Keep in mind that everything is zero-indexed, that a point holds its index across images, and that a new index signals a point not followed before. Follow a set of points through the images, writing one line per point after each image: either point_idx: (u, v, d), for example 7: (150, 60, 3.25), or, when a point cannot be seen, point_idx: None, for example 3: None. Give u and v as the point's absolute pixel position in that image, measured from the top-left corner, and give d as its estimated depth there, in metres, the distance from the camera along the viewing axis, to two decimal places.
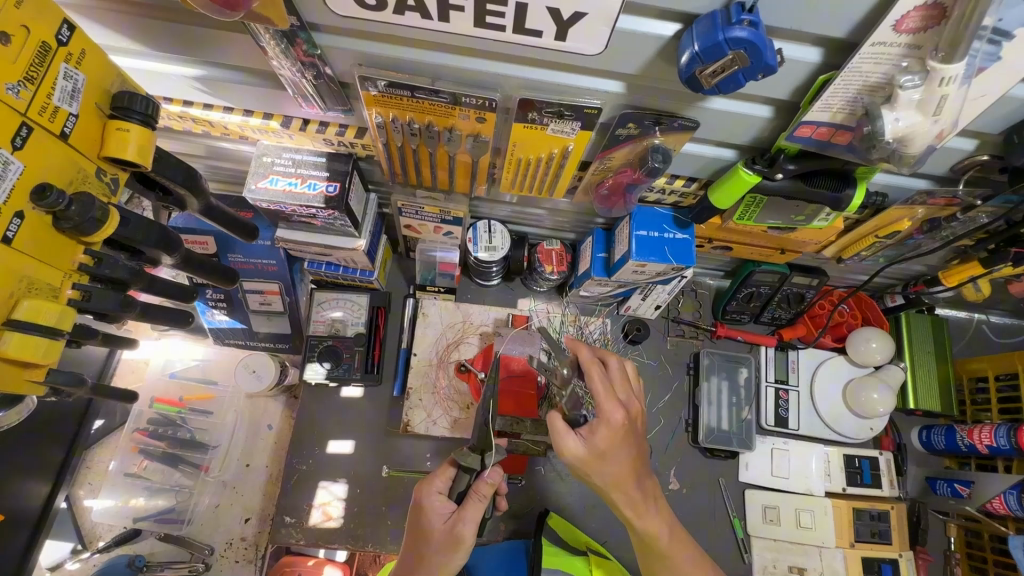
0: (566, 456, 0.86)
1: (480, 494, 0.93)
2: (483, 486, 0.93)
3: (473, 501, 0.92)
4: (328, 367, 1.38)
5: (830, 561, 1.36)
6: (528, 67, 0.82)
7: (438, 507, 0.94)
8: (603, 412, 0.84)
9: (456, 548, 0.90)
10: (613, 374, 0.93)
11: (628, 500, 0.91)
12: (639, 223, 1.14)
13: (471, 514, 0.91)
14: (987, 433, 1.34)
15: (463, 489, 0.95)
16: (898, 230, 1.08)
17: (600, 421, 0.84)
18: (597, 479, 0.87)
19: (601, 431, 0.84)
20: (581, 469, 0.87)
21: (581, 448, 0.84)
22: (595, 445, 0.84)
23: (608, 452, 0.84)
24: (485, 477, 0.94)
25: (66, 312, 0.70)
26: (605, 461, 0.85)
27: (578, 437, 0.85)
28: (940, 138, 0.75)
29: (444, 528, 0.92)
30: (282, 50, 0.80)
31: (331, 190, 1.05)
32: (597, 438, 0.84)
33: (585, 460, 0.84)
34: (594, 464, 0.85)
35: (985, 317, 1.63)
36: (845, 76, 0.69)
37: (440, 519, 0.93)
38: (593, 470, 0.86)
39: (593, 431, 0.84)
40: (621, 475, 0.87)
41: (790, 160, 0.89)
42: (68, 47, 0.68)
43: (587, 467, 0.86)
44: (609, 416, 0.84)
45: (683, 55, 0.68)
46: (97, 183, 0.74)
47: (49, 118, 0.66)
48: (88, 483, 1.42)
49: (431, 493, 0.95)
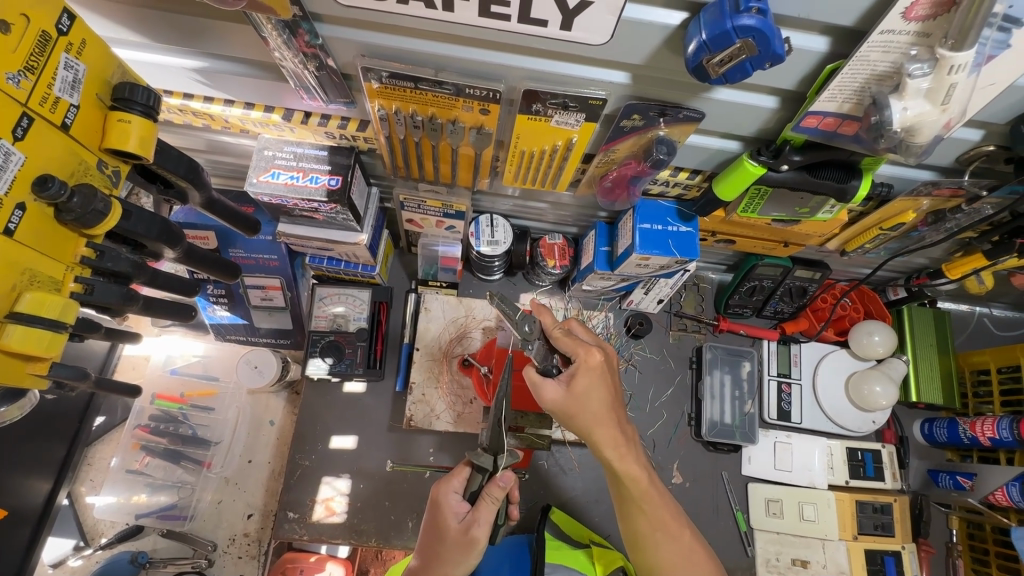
0: (546, 405, 0.89)
1: (492, 496, 0.91)
2: (494, 488, 0.91)
3: (486, 503, 0.91)
4: (330, 362, 1.37)
5: (834, 554, 1.37)
6: (532, 57, 0.82)
7: (455, 506, 0.94)
8: (579, 356, 0.90)
9: (469, 549, 0.89)
10: (578, 331, 0.99)
11: (611, 441, 0.88)
12: (643, 216, 1.14)
13: (485, 516, 0.90)
14: (990, 426, 1.34)
15: (476, 489, 0.95)
16: (902, 221, 1.08)
17: (579, 364, 0.89)
18: (581, 423, 0.89)
19: (580, 374, 0.89)
20: (563, 417, 0.90)
21: (560, 395, 0.88)
22: (574, 389, 0.88)
23: (588, 394, 0.88)
24: (498, 481, 0.91)
25: (70, 304, 0.69)
26: (586, 401, 0.88)
27: (555, 383, 0.89)
28: (947, 127, 0.75)
29: (459, 528, 0.91)
30: (284, 41, 0.79)
31: (333, 183, 1.04)
32: (575, 381, 0.89)
33: (566, 403, 0.88)
34: (576, 408, 0.88)
35: (987, 310, 1.63)
36: (852, 65, 0.69)
37: (457, 519, 0.92)
38: (577, 414, 0.88)
39: (571, 376, 0.89)
40: (605, 414, 0.88)
41: (796, 151, 0.89)
42: (69, 37, 0.67)
43: (569, 412, 0.88)
44: (585, 359, 0.90)
45: (690, 44, 0.68)
46: (99, 176, 0.73)
47: (50, 108, 0.66)
48: (90, 479, 1.42)
49: (448, 492, 0.95)
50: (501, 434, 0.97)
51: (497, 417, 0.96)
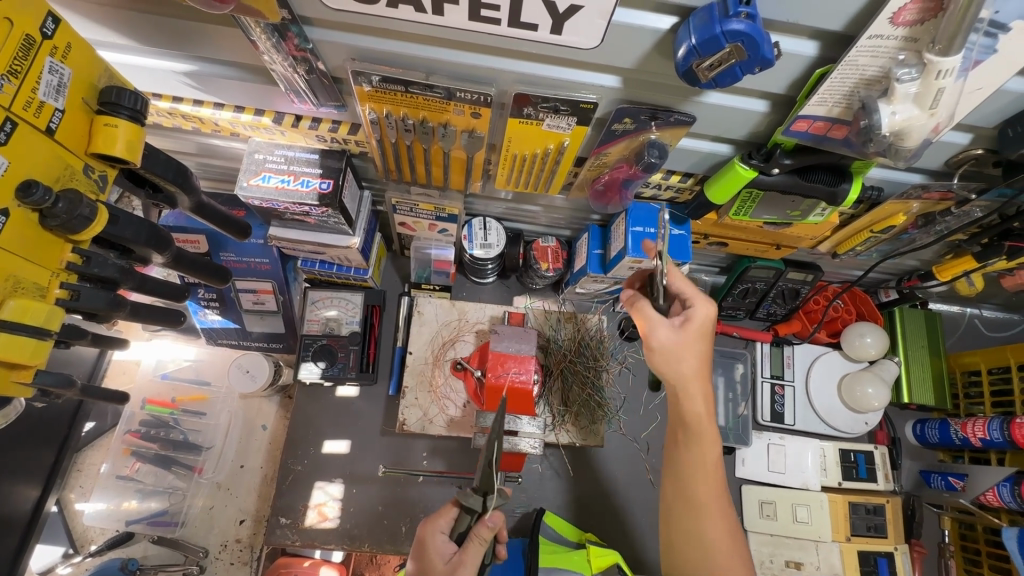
0: (653, 343, 0.94)
1: (480, 538, 0.91)
2: (482, 530, 0.91)
3: (473, 543, 0.91)
4: (323, 366, 1.36)
5: (828, 555, 1.37)
6: (522, 61, 0.82)
7: (441, 547, 0.93)
8: (695, 305, 0.93)
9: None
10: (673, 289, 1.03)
11: (700, 404, 0.94)
12: (636, 219, 1.13)
13: (472, 558, 0.90)
14: (981, 426, 1.35)
15: (464, 530, 0.94)
16: (892, 224, 1.09)
17: (694, 313, 0.93)
18: (682, 370, 0.93)
19: (692, 322, 0.93)
20: (661, 361, 0.94)
21: (667, 335, 0.93)
22: (682, 332, 0.92)
23: (693, 343, 0.93)
24: (486, 521, 0.91)
25: (54, 311, 0.68)
26: (687, 349, 0.92)
27: (666, 324, 0.93)
28: (936, 131, 0.75)
29: (445, 571, 0.90)
30: (273, 45, 0.79)
31: (324, 187, 1.04)
32: (687, 326, 0.93)
33: (675, 344, 0.92)
34: (672, 353, 0.93)
35: (977, 311, 1.65)
36: (841, 69, 0.69)
37: (442, 561, 0.91)
38: (681, 357, 0.93)
39: (686, 321, 0.93)
40: (699, 372, 0.93)
41: (787, 154, 0.89)
42: (54, 40, 0.66)
43: (672, 355, 0.93)
44: (701, 311, 0.93)
45: (680, 49, 0.68)
46: (85, 181, 0.73)
47: (34, 112, 0.65)
48: (79, 486, 1.40)
49: (433, 532, 0.95)
50: (492, 477, 0.88)
51: (486, 462, 0.87)
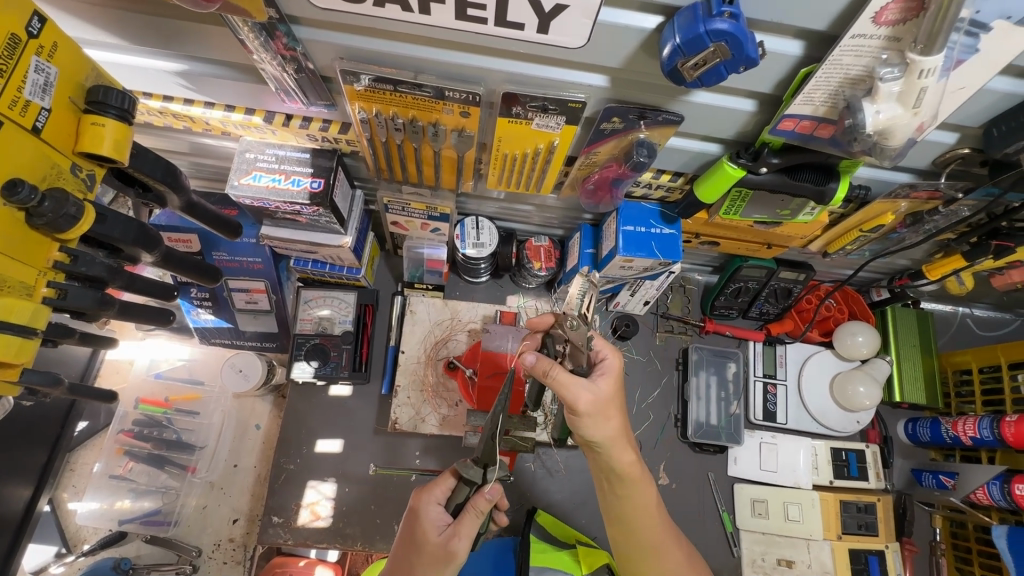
0: (574, 408, 0.82)
1: (477, 510, 0.91)
2: (481, 501, 0.91)
3: (469, 515, 0.92)
4: (316, 365, 1.36)
5: (819, 553, 1.37)
6: (510, 60, 0.82)
7: (435, 517, 0.93)
8: (608, 362, 0.87)
9: (447, 564, 0.89)
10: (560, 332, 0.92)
11: (625, 456, 0.89)
12: (626, 218, 1.14)
13: (467, 530, 0.91)
14: (971, 425, 1.35)
15: (461, 501, 0.94)
16: (881, 223, 1.09)
17: (608, 369, 0.86)
18: (603, 429, 0.85)
19: (605, 378, 0.85)
20: (579, 422, 0.84)
21: (592, 397, 0.82)
22: (603, 390, 0.84)
23: (612, 398, 0.85)
24: (484, 493, 0.92)
25: (39, 310, 0.69)
26: (609, 406, 0.84)
27: (588, 387, 0.82)
28: (920, 130, 0.75)
29: (438, 541, 0.90)
30: (261, 44, 0.79)
31: (315, 186, 1.04)
32: (604, 382, 0.84)
33: (596, 406, 0.83)
34: (596, 413, 0.83)
35: (969, 310, 1.65)
36: (825, 68, 0.70)
37: (435, 532, 0.92)
38: (604, 417, 0.84)
39: (601, 378, 0.84)
40: (619, 427, 0.87)
41: (774, 153, 0.89)
42: (40, 39, 0.67)
43: (593, 417, 0.83)
44: (610, 363, 0.87)
45: (665, 48, 0.68)
46: (72, 179, 0.73)
47: (20, 111, 0.65)
48: (72, 485, 1.40)
49: (430, 503, 0.95)
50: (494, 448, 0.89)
51: (492, 432, 0.89)
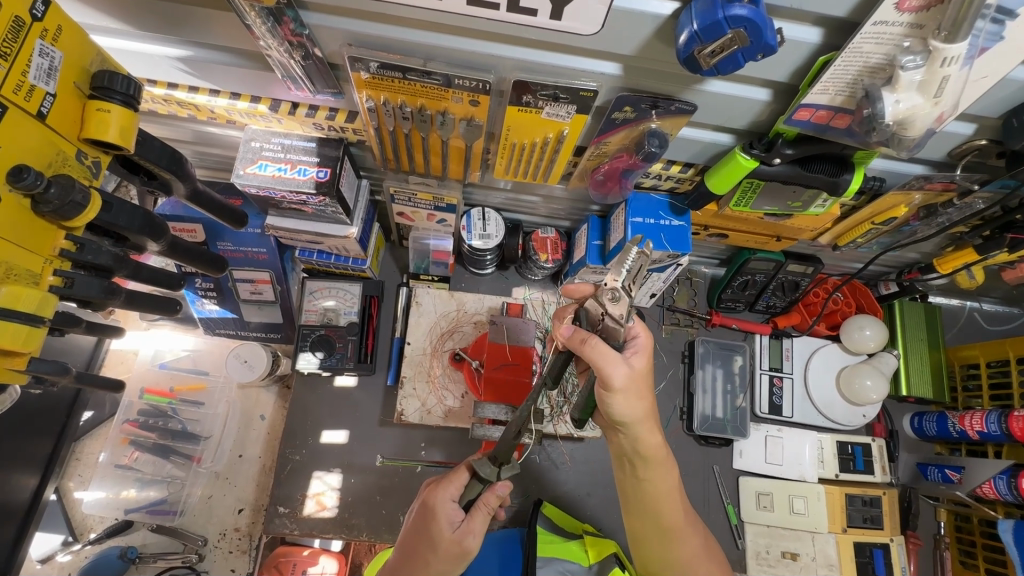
0: (612, 382, 0.78)
1: (489, 507, 0.93)
2: (492, 497, 0.94)
3: (481, 512, 0.93)
4: (321, 356, 1.35)
5: (824, 546, 1.38)
6: (522, 48, 0.81)
7: (450, 514, 0.93)
8: (635, 335, 0.84)
9: (461, 559, 0.91)
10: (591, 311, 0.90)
11: (652, 437, 0.87)
12: (635, 210, 1.13)
13: (479, 526, 0.92)
14: (978, 419, 1.35)
15: (473, 497, 0.94)
16: (894, 216, 1.08)
17: (638, 344, 0.83)
18: (635, 408, 0.83)
19: (639, 354, 0.82)
20: (612, 400, 0.81)
21: (628, 372, 0.79)
22: (637, 366, 0.81)
23: (643, 376, 0.83)
24: (496, 490, 0.94)
25: (47, 299, 0.68)
26: (641, 384, 0.82)
27: (624, 363, 0.79)
28: (939, 121, 0.74)
29: (453, 539, 0.90)
30: (268, 30, 0.77)
31: (321, 175, 1.03)
32: (637, 359, 0.81)
33: (631, 383, 0.80)
34: (630, 389, 0.81)
35: (977, 304, 1.64)
36: (845, 57, 0.68)
37: (450, 528, 0.91)
38: (634, 396, 0.82)
39: (635, 354, 0.82)
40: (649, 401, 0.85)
41: (789, 144, 0.88)
42: (44, 22, 0.65)
43: (626, 394, 0.81)
44: (641, 338, 0.85)
45: (681, 35, 0.67)
46: (78, 167, 0.72)
47: (25, 96, 0.64)
48: (78, 475, 1.41)
49: (444, 500, 0.93)
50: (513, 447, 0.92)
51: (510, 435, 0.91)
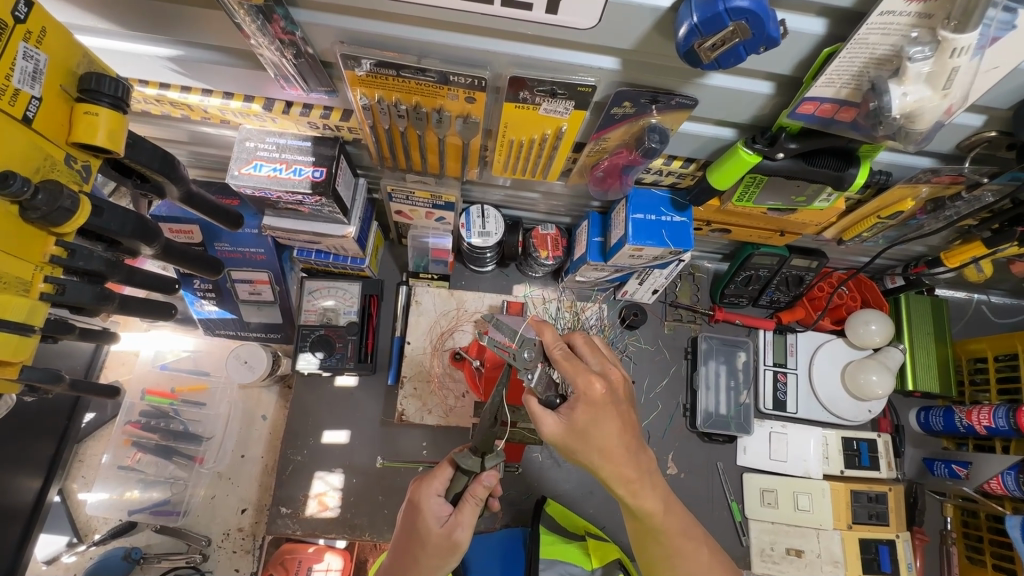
0: (547, 438, 0.83)
1: (476, 498, 0.91)
2: (479, 489, 0.91)
3: (469, 504, 0.91)
4: (321, 356, 1.34)
5: (829, 543, 1.36)
6: (517, 43, 0.79)
7: (437, 509, 0.91)
8: (580, 386, 0.82)
9: (451, 553, 0.89)
10: (582, 346, 0.90)
11: (620, 478, 0.84)
12: (636, 206, 1.11)
13: (468, 518, 0.90)
14: (986, 414, 1.33)
15: (460, 489, 0.92)
16: (900, 209, 1.05)
17: (580, 396, 0.82)
18: (585, 459, 0.83)
19: (578, 407, 0.81)
20: (565, 449, 0.84)
21: (560, 429, 0.82)
22: (575, 422, 0.81)
23: (588, 428, 0.81)
24: (482, 480, 0.90)
25: (36, 307, 0.68)
26: (584, 437, 0.81)
27: (555, 416, 0.82)
28: (948, 113, 0.72)
29: (442, 534, 0.89)
30: (258, 28, 0.75)
31: (317, 175, 1.02)
32: (576, 414, 0.81)
33: (566, 438, 0.82)
34: (572, 442, 0.82)
35: (985, 297, 1.62)
36: (850, 48, 0.66)
37: (438, 523, 0.90)
38: (579, 449, 0.82)
39: (571, 409, 0.82)
40: (611, 448, 0.82)
41: (792, 138, 0.86)
42: (27, 24, 0.64)
43: (569, 446, 0.82)
44: (585, 389, 0.82)
45: (681, 28, 0.64)
46: (66, 171, 0.70)
47: (10, 101, 0.63)
48: (82, 476, 1.41)
49: (430, 496, 0.91)
50: (492, 435, 0.90)
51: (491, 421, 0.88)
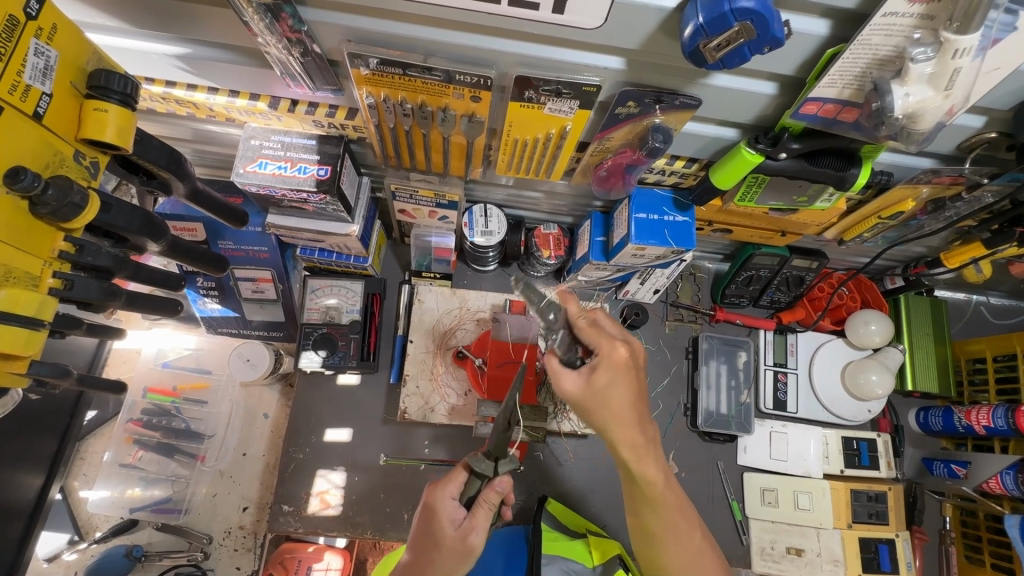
0: (564, 396, 0.84)
1: (489, 503, 0.91)
2: (492, 494, 0.91)
3: (482, 508, 0.91)
4: (323, 355, 1.35)
5: (829, 542, 1.37)
6: (523, 42, 0.79)
7: (451, 512, 0.91)
8: (603, 349, 0.82)
9: (467, 557, 0.88)
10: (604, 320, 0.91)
11: (630, 443, 0.83)
12: (639, 205, 1.12)
13: (481, 523, 0.90)
14: (985, 414, 1.34)
15: (473, 493, 0.93)
16: (901, 210, 1.06)
17: (602, 358, 0.81)
18: (598, 420, 0.83)
19: (599, 369, 0.81)
20: (579, 410, 0.85)
21: (578, 387, 0.82)
22: (595, 382, 0.81)
23: (607, 389, 0.81)
24: (495, 485, 0.91)
25: (46, 301, 0.68)
26: (601, 398, 0.81)
27: (575, 375, 0.83)
28: (949, 113, 0.73)
29: (456, 536, 0.89)
30: (266, 26, 0.76)
31: (322, 172, 1.02)
32: (598, 375, 0.81)
33: (582, 397, 0.82)
34: (588, 402, 0.82)
35: (984, 298, 1.63)
36: (854, 49, 0.67)
37: (452, 526, 0.90)
38: (593, 410, 0.82)
39: (591, 370, 0.82)
40: (623, 413, 0.82)
41: (794, 138, 0.86)
42: (39, 21, 0.64)
43: (585, 407, 0.83)
44: (608, 353, 0.82)
45: (686, 28, 0.65)
46: (75, 167, 0.71)
47: (21, 97, 0.63)
48: (83, 474, 1.41)
49: (444, 498, 0.92)
50: (506, 439, 0.90)
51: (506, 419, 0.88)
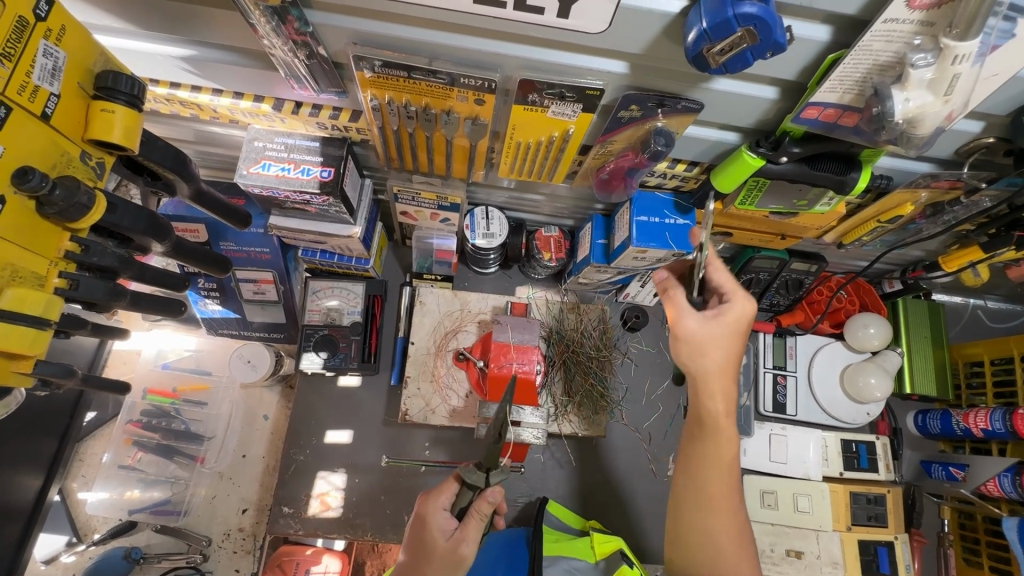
0: (680, 331, 0.87)
1: (481, 514, 0.91)
2: (483, 505, 0.91)
3: (474, 519, 0.91)
4: (325, 356, 1.35)
5: (828, 544, 1.37)
6: (527, 46, 0.80)
7: (442, 523, 0.91)
8: (734, 298, 0.87)
9: (456, 568, 0.88)
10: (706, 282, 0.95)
11: (721, 400, 0.87)
12: (640, 209, 1.13)
13: (473, 534, 0.90)
14: (982, 417, 1.35)
15: (465, 505, 0.93)
16: (900, 214, 1.07)
17: (731, 307, 0.86)
18: (706, 363, 0.86)
19: (727, 313, 0.86)
20: (690, 349, 0.87)
21: (701, 326, 0.86)
22: (716, 326, 0.86)
23: (725, 335, 0.86)
24: (487, 496, 0.91)
25: (52, 300, 0.68)
26: (718, 340, 0.86)
27: (700, 314, 0.86)
28: (949, 118, 0.74)
29: (447, 547, 0.89)
30: (272, 29, 0.76)
31: (325, 174, 1.03)
32: (723, 320, 0.86)
33: (701, 335, 0.86)
34: (706, 340, 0.86)
35: (981, 302, 1.64)
36: (855, 55, 0.68)
37: (444, 536, 0.90)
38: (707, 350, 0.86)
39: (717, 311, 0.86)
40: (727, 366, 0.87)
41: (795, 142, 0.87)
42: (48, 22, 0.65)
43: (700, 344, 0.86)
44: (738, 305, 0.87)
45: (690, 33, 0.66)
46: (81, 167, 0.71)
47: (29, 97, 0.63)
48: (81, 475, 1.40)
49: (436, 509, 0.93)
50: (497, 451, 0.89)
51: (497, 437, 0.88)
